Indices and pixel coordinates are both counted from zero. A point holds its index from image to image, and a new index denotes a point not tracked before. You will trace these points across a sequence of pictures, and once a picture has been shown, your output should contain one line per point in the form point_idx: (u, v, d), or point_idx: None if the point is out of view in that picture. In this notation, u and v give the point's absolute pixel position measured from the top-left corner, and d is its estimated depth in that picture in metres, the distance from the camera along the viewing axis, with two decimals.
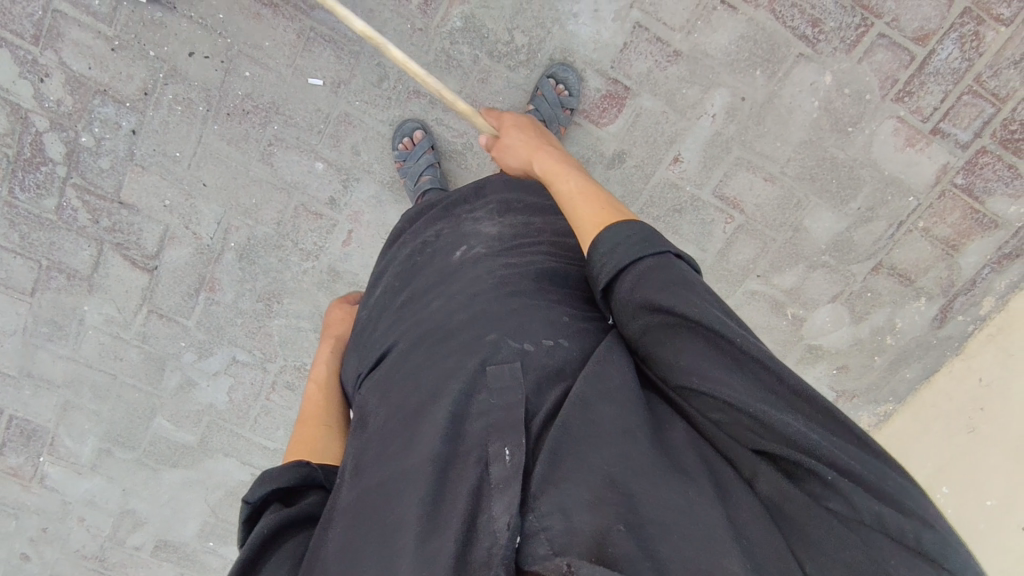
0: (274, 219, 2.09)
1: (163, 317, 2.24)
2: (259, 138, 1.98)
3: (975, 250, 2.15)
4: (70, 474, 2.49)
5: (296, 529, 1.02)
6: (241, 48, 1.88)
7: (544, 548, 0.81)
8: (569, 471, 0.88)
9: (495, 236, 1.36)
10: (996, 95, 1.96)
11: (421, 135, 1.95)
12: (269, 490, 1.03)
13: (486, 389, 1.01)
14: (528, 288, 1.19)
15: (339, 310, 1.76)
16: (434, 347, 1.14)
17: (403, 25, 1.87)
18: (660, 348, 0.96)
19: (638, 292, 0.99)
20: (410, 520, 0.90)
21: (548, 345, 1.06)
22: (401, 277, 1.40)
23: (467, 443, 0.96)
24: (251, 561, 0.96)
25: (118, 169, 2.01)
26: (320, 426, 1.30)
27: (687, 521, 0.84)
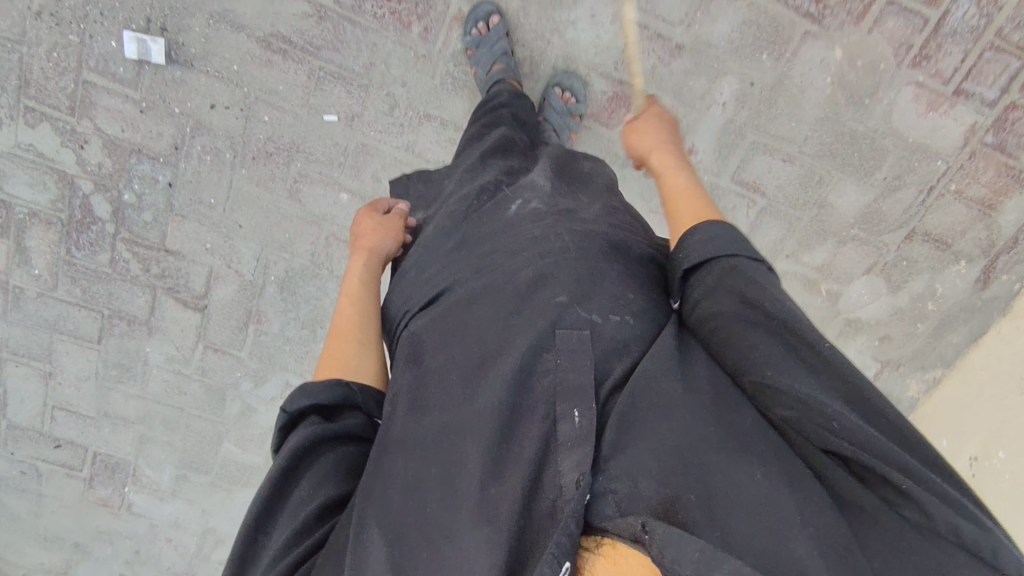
0: (308, 250, 2.19)
1: (218, 351, 2.39)
2: (286, 176, 2.07)
3: (1014, 207, 2.07)
4: (154, 499, 2.70)
5: (333, 443, 1.11)
6: (258, 95, 1.95)
7: (611, 508, 0.84)
8: (640, 441, 0.91)
9: (548, 197, 1.35)
10: (1021, 48, 1.88)
11: (497, 20, 1.84)
12: (306, 404, 1.12)
13: (554, 349, 1.05)
14: (595, 255, 1.19)
15: (367, 215, 1.48)
16: (497, 300, 1.17)
17: (406, 53, 1.91)
18: (733, 340, 0.97)
19: (724, 283, 1.02)
20: (478, 475, 0.96)
21: (615, 320, 1.09)
22: (454, 222, 1.36)
23: (533, 401, 1.01)
24: (288, 469, 1.07)
25: (160, 220, 2.14)
26: (353, 341, 1.28)
27: (755, 500, 0.82)
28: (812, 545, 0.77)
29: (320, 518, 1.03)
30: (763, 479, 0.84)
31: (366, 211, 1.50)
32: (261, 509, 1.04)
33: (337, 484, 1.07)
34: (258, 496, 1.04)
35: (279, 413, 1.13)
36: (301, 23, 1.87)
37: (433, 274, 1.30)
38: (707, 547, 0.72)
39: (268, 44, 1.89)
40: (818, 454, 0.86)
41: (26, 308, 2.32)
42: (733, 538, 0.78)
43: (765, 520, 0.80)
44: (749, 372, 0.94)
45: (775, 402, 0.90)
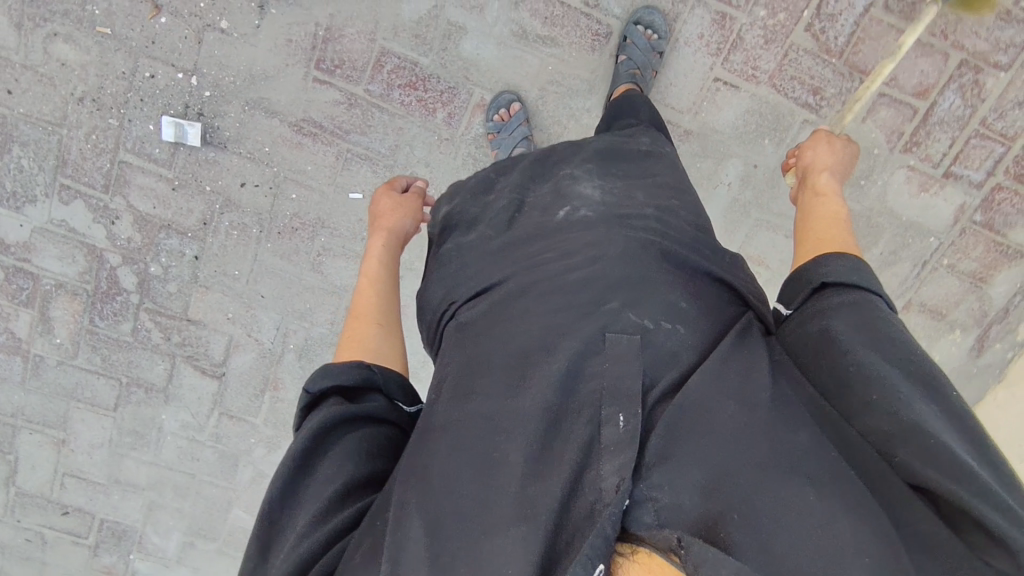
0: (328, 319, 2.24)
1: (233, 418, 2.41)
2: (309, 250, 2.14)
3: (1004, 281, 2.18)
4: (158, 566, 2.66)
5: (355, 425, 1.11)
6: (287, 174, 2.04)
7: (650, 516, 0.83)
8: (683, 452, 0.91)
9: (597, 198, 1.36)
10: (1005, 136, 2.01)
11: (518, 107, 1.92)
12: (328, 385, 1.14)
13: (602, 352, 1.05)
14: (648, 262, 1.21)
15: (385, 194, 1.62)
16: (546, 298, 1.18)
17: (429, 137, 2.00)
18: (839, 362, 1.00)
19: (867, 305, 1.07)
20: (520, 468, 0.97)
21: (666, 327, 1.10)
22: (500, 227, 1.38)
23: (578, 403, 1.00)
24: (310, 448, 1.06)
25: (184, 291, 2.20)
26: (371, 322, 1.32)
27: (809, 521, 0.84)
28: (866, 571, 0.79)
29: (344, 498, 1.03)
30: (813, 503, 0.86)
31: (386, 191, 1.63)
32: (281, 488, 1.04)
33: (359, 464, 1.07)
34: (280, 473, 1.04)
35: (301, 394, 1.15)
36: (331, 108, 1.97)
37: (480, 268, 1.31)
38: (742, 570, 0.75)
39: (299, 128, 1.99)
40: (902, 489, 0.88)
41: (45, 375, 2.35)
42: (781, 560, 0.81)
43: (820, 544, 0.82)
44: (853, 390, 0.97)
45: (871, 425, 0.93)
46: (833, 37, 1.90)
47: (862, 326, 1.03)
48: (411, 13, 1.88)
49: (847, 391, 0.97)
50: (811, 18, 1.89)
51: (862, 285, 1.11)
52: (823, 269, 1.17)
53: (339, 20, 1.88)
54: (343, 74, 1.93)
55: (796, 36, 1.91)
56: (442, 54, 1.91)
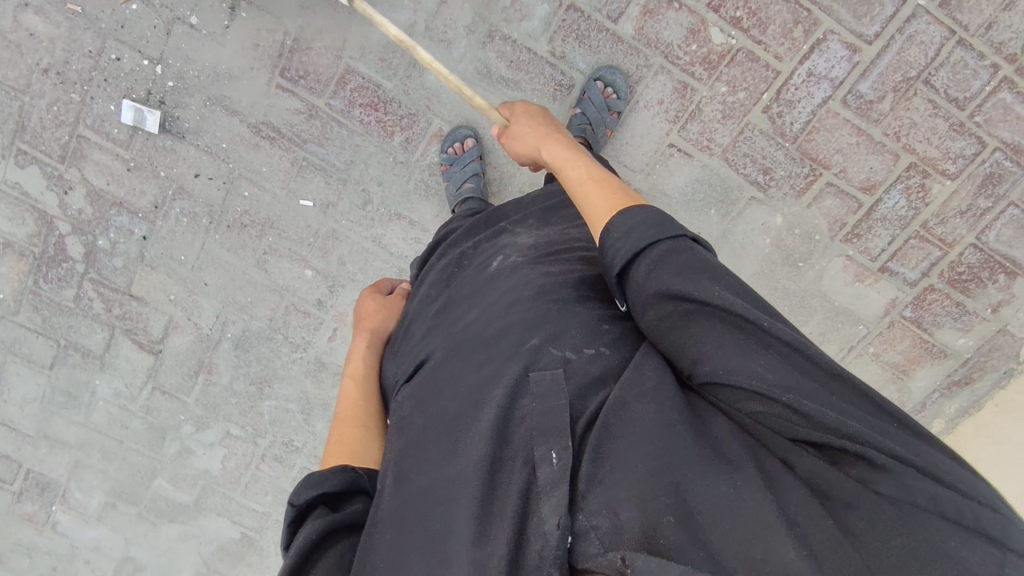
0: (267, 315, 2.29)
1: (165, 394, 2.46)
2: (256, 247, 2.18)
3: (925, 376, 2.23)
4: (79, 522, 2.67)
5: (339, 537, 1.04)
6: (241, 171, 2.07)
7: (595, 547, 0.83)
8: (613, 471, 0.90)
9: (530, 244, 1.39)
10: (944, 241, 2.05)
11: (472, 143, 1.97)
12: (314, 495, 1.06)
13: (529, 393, 1.04)
14: (563, 289, 1.20)
15: (371, 296, 1.66)
16: (477, 357, 1.16)
17: (385, 158, 2.03)
18: (682, 338, 0.94)
19: (657, 273, 0.98)
20: (466, 534, 0.94)
21: (589, 353, 1.08)
22: (439, 293, 1.44)
23: (513, 449, 0.99)
24: (298, 567, 0.98)
25: (130, 268, 2.23)
26: (357, 428, 1.30)
27: (741, 513, 0.83)
28: (793, 549, 0.78)
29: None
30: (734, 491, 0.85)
31: (371, 294, 1.67)
32: None
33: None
34: None
35: (285, 508, 1.06)
36: (292, 116, 1.99)
37: (417, 342, 1.35)
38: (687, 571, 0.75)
39: (257, 130, 2.01)
40: (787, 444, 0.87)
41: None
42: (716, 551, 0.81)
43: (746, 523, 0.82)
44: (697, 362, 0.92)
45: (735, 399, 0.88)
46: (789, 122, 1.92)
47: (666, 294, 0.95)
48: (379, 38, 1.90)
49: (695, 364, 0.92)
50: (770, 100, 1.90)
51: (640, 246, 1.02)
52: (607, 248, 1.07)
53: (307, 33, 1.90)
54: (306, 85, 1.95)
55: (753, 116, 1.92)
56: (406, 82, 1.95)
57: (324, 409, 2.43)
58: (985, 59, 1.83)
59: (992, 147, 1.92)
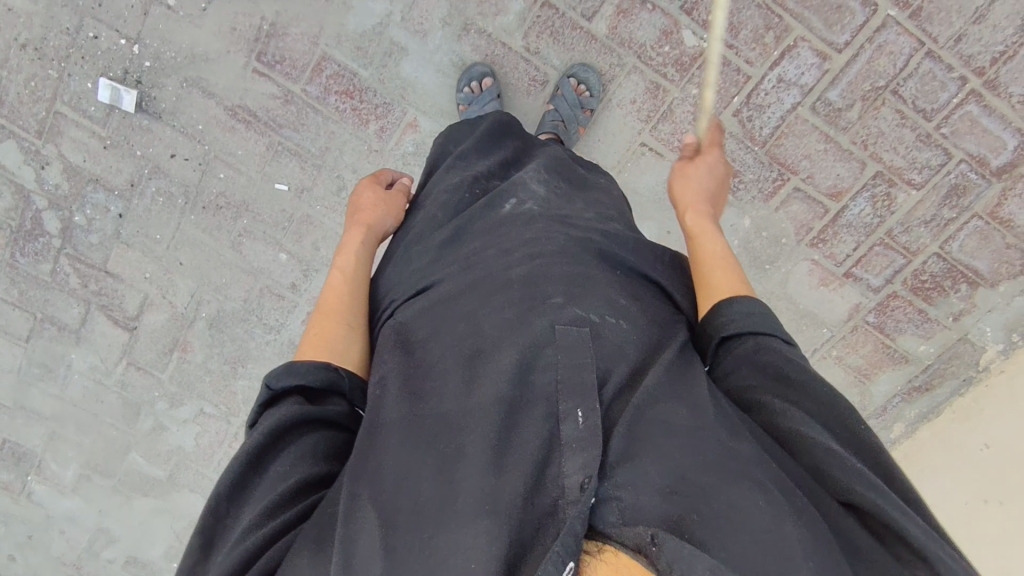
0: (242, 297, 2.32)
1: (140, 370, 2.48)
2: (231, 229, 2.20)
3: (886, 380, 2.27)
4: (54, 492, 2.71)
5: (312, 426, 1.05)
6: (217, 154, 2.09)
7: (615, 515, 0.79)
8: (646, 455, 0.87)
9: (544, 197, 1.36)
10: (908, 249, 2.08)
11: (490, 83, 1.88)
12: (293, 383, 1.08)
13: (553, 343, 0.99)
14: (587, 257, 1.18)
15: (371, 188, 1.53)
16: (498, 296, 1.11)
17: (360, 145, 2.04)
18: (764, 400, 0.99)
19: (770, 355, 1.02)
20: (480, 459, 0.89)
21: (611, 322, 1.05)
22: (445, 217, 1.37)
23: (534, 395, 0.94)
24: (266, 446, 1.00)
25: (106, 244, 2.25)
26: (342, 325, 1.24)
27: (763, 529, 0.79)
28: None
29: (295, 498, 0.97)
30: (767, 509, 0.81)
31: (371, 184, 1.55)
32: (232, 485, 0.98)
33: (315, 465, 1.01)
34: (230, 471, 0.98)
35: (261, 390, 1.09)
36: (268, 101, 2.01)
37: (418, 267, 1.28)
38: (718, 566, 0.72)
39: (234, 113, 2.03)
40: (830, 504, 0.87)
41: None
42: (736, 557, 0.76)
43: (770, 543, 0.78)
44: (774, 424, 0.96)
45: (800, 452, 0.92)
46: (759, 125, 1.94)
47: (777, 374, 1.00)
48: (355, 26, 1.91)
49: (772, 422, 0.97)
50: (739, 104, 1.93)
51: (767, 330, 1.06)
52: (725, 311, 1.10)
53: (284, 19, 1.91)
54: (283, 70, 1.97)
55: (723, 119, 1.95)
56: (382, 70, 1.95)
57: None
58: (953, 71, 1.84)
59: (957, 159, 1.94)
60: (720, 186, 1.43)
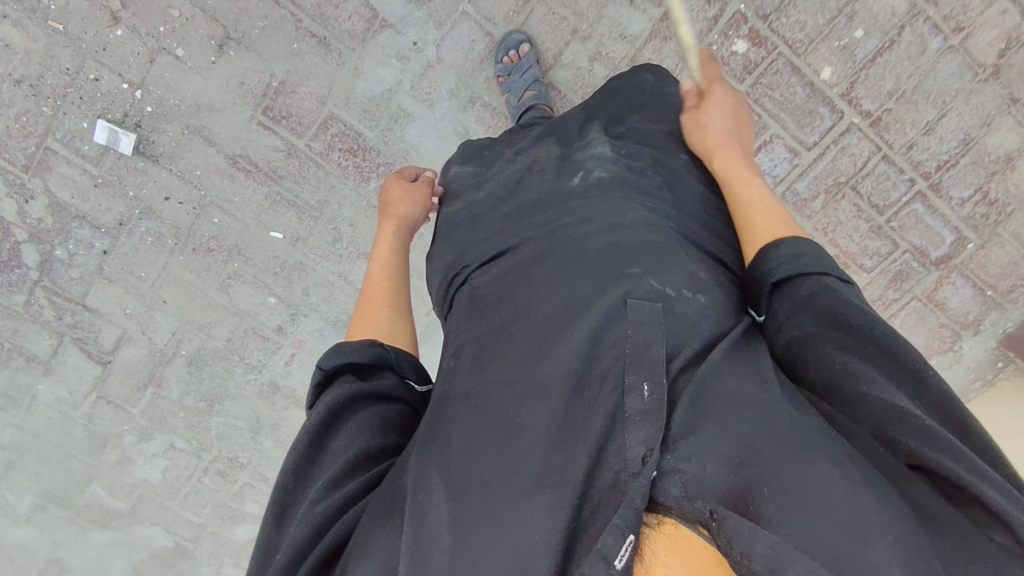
0: (225, 336, 2.32)
1: (110, 403, 2.43)
2: (221, 271, 2.21)
3: None
4: (5, 522, 2.61)
5: (368, 401, 1.11)
6: (213, 200, 2.10)
7: (677, 489, 0.80)
8: (708, 424, 0.87)
9: (611, 164, 1.32)
10: None
11: (528, 49, 1.89)
12: (343, 362, 1.14)
13: (625, 318, 1.01)
14: (665, 232, 1.16)
15: (396, 183, 1.59)
16: (566, 264, 1.16)
17: (359, 201, 2.11)
18: (820, 350, 0.95)
19: (819, 298, 0.98)
20: (545, 434, 0.94)
21: (688, 296, 1.05)
22: (508, 192, 1.39)
23: (602, 369, 0.97)
24: (325, 423, 1.06)
25: (86, 279, 2.20)
26: (385, 308, 1.33)
27: (834, 499, 0.76)
28: (889, 549, 0.72)
29: (355, 467, 1.03)
30: (844, 481, 0.79)
31: (396, 180, 1.60)
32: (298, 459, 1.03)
33: (371, 437, 1.07)
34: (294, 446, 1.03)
35: (314, 371, 1.14)
36: (271, 153, 2.05)
37: (489, 235, 1.32)
38: (779, 544, 0.71)
39: (234, 162, 2.06)
40: (899, 467, 0.84)
41: None
42: (807, 527, 0.74)
43: (844, 514, 0.75)
44: (840, 381, 0.91)
45: (860, 412, 0.88)
46: None
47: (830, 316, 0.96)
48: (364, 90, 1.97)
49: (835, 385, 0.92)
50: None
51: (817, 269, 1.02)
52: (767, 256, 1.07)
53: (294, 78, 1.95)
54: (288, 125, 2.01)
55: None
56: (387, 133, 2.02)
57: (273, 428, 2.50)
58: (904, 174, 2.06)
59: (903, 249, 2.17)
60: (734, 122, 1.37)
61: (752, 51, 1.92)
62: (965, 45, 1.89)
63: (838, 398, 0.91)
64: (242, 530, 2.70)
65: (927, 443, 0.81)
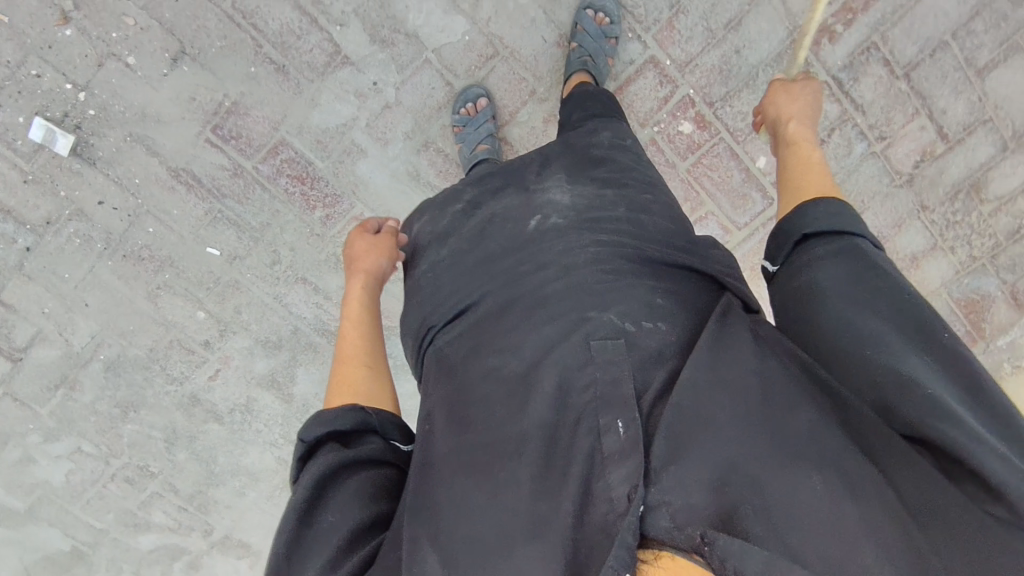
0: (148, 345, 2.26)
1: (16, 401, 2.33)
2: (150, 281, 2.16)
3: None
4: None
5: (355, 467, 1.08)
6: (149, 209, 2.05)
7: (667, 520, 0.83)
8: (690, 449, 0.89)
9: (567, 205, 1.35)
10: None
11: (486, 103, 1.93)
12: (323, 432, 1.11)
13: (591, 360, 1.05)
14: (620, 262, 1.22)
15: (360, 236, 1.57)
16: (531, 311, 1.17)
17: (303, 228, 2.11)
18: (833, 313, 1.00)
19: (853, 254, 1.05)
20: (527, 485, 0.97)
21: (648, 327, 1.10)
22: (472, 241, 1.37)
23: (571, 412, 1.02)
24: (314, 497, 1.03)
25: (4, 274, 2.11)
26: (361, 366, 1.28)
27: (817, 516, 0.82)
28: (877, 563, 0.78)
29: (354, 540, 1.00)
30: (825, 492, 0.84)
31: (359, 232, 1.58)
32: (289, 539, 0.99)
33: (366, 505, 1.03)
34: (283, 525, 1.00)
35: (295, 446, 1.12)
36: (215, 171, 2.02)
37: (452, 291, 1.31)
38: (770, 561, 0.77)
39: (176, 174, 2.02)
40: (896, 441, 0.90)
41: None
42: (795, 545, 0.80)
43: (828, 528, 0.81)
44: (851, 350, 0.96)
45: (866, 374, 0.93)
46: None
47: (855, 277, 1.01)
48: (319, 122, 1.97)
49: (843, 359, 0.96)
50: None
51: (850, 232, 1.09)
52: (804, 217, 1.15)
53: (247, 100, 1.94)
54: (236, 146, 1.99)
55: None
56: (337, 165, 2.03)
57: (188, 439, 2.45)
58: None
59: None
60: (818, 111, 1.52)
61: (696, 133, 2.01)
62: (886, 152, 2.05)
63: (848, 364, 0.96)
64: (144, 540, 2.62)
65: (930, 409, 0.86)
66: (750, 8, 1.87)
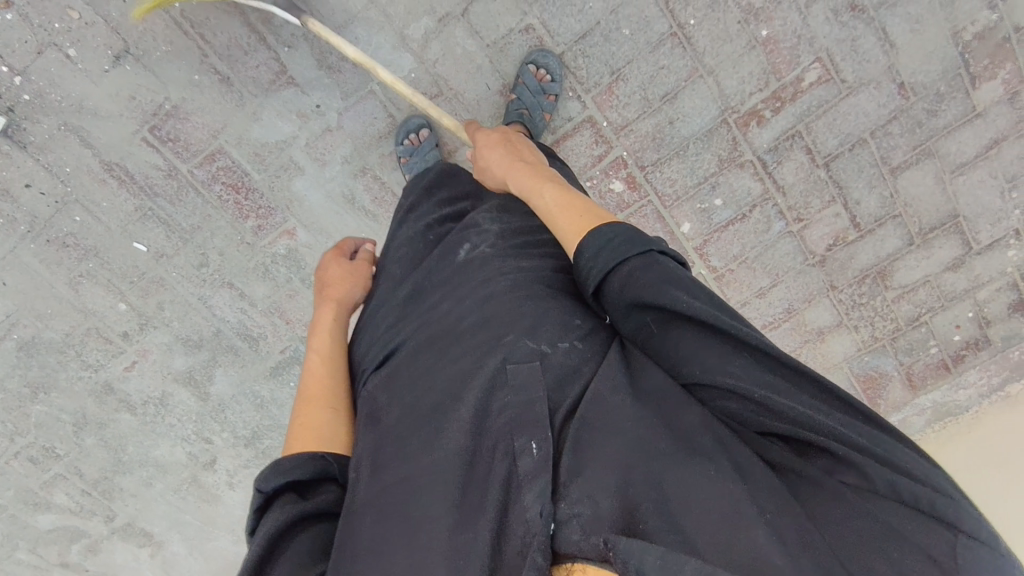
0: (64, 330, 2.22)
1: None
2: (73, 267, 2.13)
3: None
4: None
5: (309, 524, 1.01)
6: (78, 197, 2.04)
7: (576, 532, 0.82)
8: (594, 461, 0.90)
9: (497, 235, 1.37)
10: None
11: (427, 133, 2.00)
12: (283, 481, 1.05)
13: (508, 386, 1.04)
14: (537, 286, 1.21)
15: (335, 261, 1.55)
16: (449, 345, 1.17)
17: (233, 235, 2.13)
18: (674, 342, 1.01)
19: (630, 288, 1.04)
20: (444, 518, 0.93)
21: (563, 347, 1.09)
22: (405, 273, 1.40)
23: (490, 438, 0.99)
24: (266, 552, 0.95)
25: None
26: (325, 409, 1.23)
27: (712, 505, 0.83)
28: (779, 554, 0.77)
29: None
30: (721, 485, 0.85)
31: (334, 258, 1.56)
32: None
33: (316, 564, 0.95)
34: None
35: (252, 496, 1.05)
36: (150, 171, 2.02)
37: (384, 328, 1.31)
38: (667, 552, 0.75)
39: (108, 167, 2.01)
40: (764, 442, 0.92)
41: None
42: (693, 536, 0.80)
43: (720, 516, 0.82)
44: (687, 372, 0.98)
45: (710, 394, 0.96)
46: None
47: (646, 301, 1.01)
48: (259, 135, 2.00)
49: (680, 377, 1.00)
50: None
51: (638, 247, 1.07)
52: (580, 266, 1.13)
53: (188, 106, 1.96)
54: (173, 148, 2.00)
55: None
56: (274, 179, 2.06)
57: (98, 426, 2.40)
58: None
59: None
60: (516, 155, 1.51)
61: (626, 193, 2.10)
62: (802, 233, 2.16)
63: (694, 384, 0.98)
64: (44, 519, 2.54)
65: (770, 414, 0.90)
66: (686, 84, 1.96)
